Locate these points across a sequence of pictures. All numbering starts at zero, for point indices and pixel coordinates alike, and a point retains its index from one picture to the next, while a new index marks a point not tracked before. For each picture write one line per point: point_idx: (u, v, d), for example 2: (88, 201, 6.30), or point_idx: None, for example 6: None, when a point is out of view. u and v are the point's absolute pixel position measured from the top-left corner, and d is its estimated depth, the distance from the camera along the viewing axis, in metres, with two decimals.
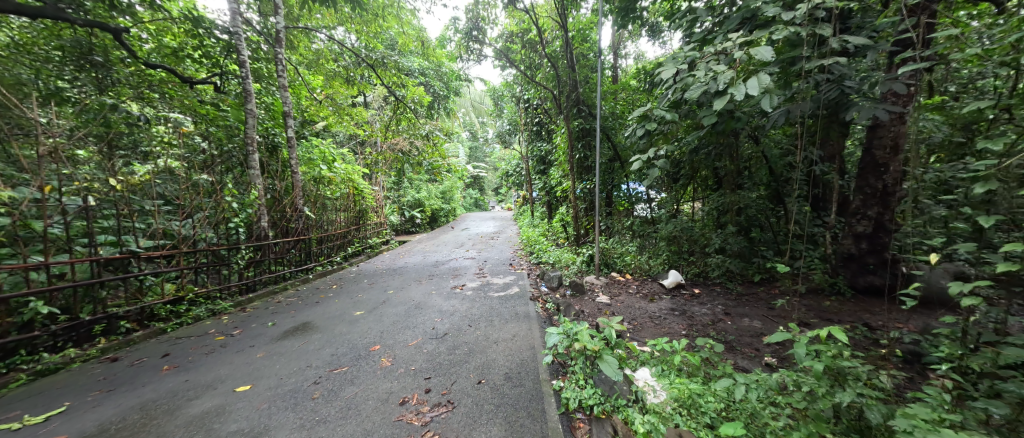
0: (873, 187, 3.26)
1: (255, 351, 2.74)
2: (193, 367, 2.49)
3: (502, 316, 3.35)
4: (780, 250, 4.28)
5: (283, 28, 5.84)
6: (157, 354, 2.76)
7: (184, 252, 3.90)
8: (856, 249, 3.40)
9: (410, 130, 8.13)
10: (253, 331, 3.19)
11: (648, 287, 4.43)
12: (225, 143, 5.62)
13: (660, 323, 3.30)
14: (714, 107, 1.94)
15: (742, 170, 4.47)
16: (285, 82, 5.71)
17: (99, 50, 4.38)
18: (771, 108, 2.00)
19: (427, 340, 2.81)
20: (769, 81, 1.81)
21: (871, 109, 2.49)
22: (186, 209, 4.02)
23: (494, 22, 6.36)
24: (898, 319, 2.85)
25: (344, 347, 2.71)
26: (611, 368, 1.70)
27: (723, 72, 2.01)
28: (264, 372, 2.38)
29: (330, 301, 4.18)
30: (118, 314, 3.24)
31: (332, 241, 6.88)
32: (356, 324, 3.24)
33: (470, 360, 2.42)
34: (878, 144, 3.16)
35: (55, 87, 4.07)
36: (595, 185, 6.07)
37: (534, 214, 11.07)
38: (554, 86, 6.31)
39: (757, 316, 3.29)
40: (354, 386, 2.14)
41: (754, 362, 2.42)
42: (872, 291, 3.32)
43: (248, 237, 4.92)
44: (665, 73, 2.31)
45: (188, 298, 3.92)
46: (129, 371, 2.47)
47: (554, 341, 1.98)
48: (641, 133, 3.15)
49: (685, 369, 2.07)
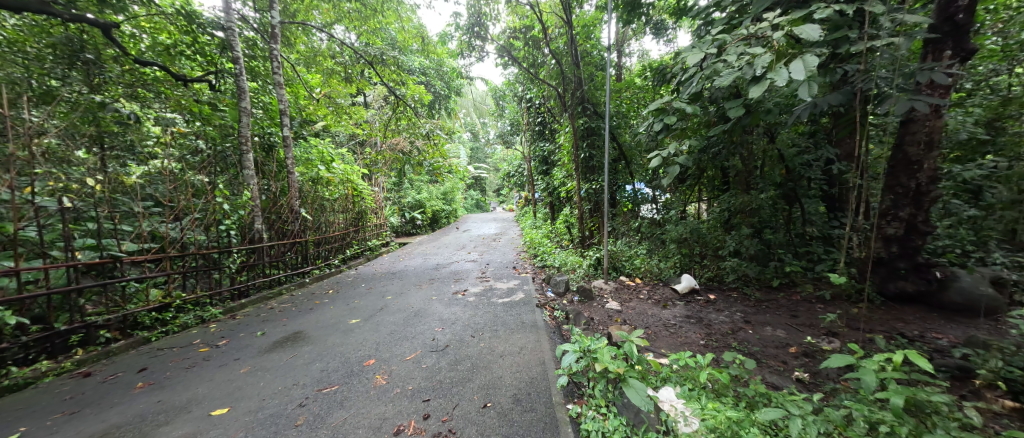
0: (904, 187, 3.00)
1: (239, 365, 2.54)
2: (169, 385, 2.28)
3: (507, 325, 3.15)
4: (798, 253, 4.06)
5: (278, 23, 5.61)
6: (133, 369, 2.55)
7: (171, 257, 3.72)
8: (886, 253, 3.16)
9: (410, 128, 7.94)
10: (241, 342, 2.99)
11: (659, 292, 4.22)
12: (219, 143, 5.45)
13: (676, 332, 3.10)
14: (751, 95, 1.74)
15: (757, 169, 4.25)
16: (281, 79, 5.53)
17: (91, 47, 4.19)
18: (812, 97, 1.81)
19: (426, 353, 2.60)
20: (817, 64, 1.62)
21: (908, 101, 2.31)
22: (176, 212, 3.85)
23: (495, 18, 6.17)
24: (938, 330, 2.64)
25: (335, 362, 2.51)
26: (639, 396, 1.51)
27: (760, 55, 1.82)
28: (246, 391, 2.18)
29: (325, 307, 3.97)
30: (97, 322, 3.05)
31: (330, 243, 6.69)
32: (351, 335, 3.03)
33: (474, 378, 2.21)
34: (911, 139, 2.91)
35: (48, 86, 3.92)
36: (601, 185, 5.84)
37: (537, 216, 10.89)
38: (558, 84, 6.11)
39: (780, 325, 3.07)
40: (344, 410, 1.94)
41: (785, 378, 2.21)
42: (903, 299, 3.11)
43: (242, 239, 4.75)
44: (692, 58, 2.11)
45: (176, 305, 3.71)
46: (100, 390, 2.26)
47: (569, 362, 1.78)
48: (658, 128, 3.01)
49: (713, 388, 1.88)
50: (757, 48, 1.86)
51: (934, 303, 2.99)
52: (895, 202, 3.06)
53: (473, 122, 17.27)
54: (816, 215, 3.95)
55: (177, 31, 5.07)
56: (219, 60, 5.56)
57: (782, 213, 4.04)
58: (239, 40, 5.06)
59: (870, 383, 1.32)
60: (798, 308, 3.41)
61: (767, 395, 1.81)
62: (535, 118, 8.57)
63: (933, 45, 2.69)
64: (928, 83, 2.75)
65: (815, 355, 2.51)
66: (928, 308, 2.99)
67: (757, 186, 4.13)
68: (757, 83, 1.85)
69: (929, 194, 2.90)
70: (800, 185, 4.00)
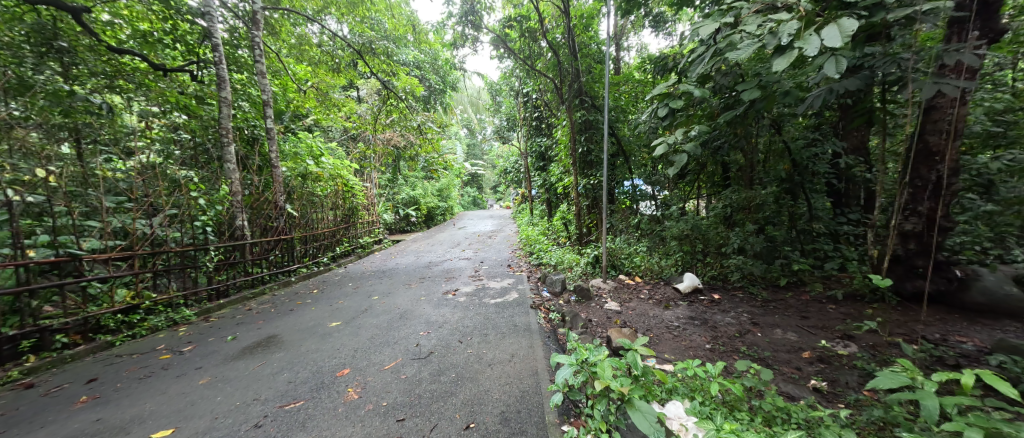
0: (923, 179, 2.77)
1: (199, 375, 2.33)
2: (115, 399, 2.07)
3: (498, 329, 2.93)
4: (804, 250, 3.88)
5: (261, 9, 5.28)
6: (82, 379, 2.33)
7: (141, 255, 3.47)
8: (902, 250, 2.95)
9: (399, 122, 7.63)
10: (207, 348, 2.78)
11: (660, 291, 4.01)
12: (201, 136, 5.07)
13: (679, 334, 2.90)
14: (775, 68, 1.54)
15: (760, 163, 4.07)
16: (263, 68, 5.22)
17: (65, 35, 3.87)
18: (838, 74, 1.66)
19: (406, 362, 2.39)
20: (855, 27, 1.41)
21: (935, 85, 2.12)
22: (145, 208, 3.58)
23: (490, 7, 5.91)
24: (960, 333, 2.46)
25: (305, 372, 2.29)
26: (648, 422, 1.29)
27: (786, 22, 1.61)
28: (199, 407, 1.96)
29: (306, 309, 3.75)
30: (53, 327, 2.82)
31: (318, 240, 6.43)
32: (328, 340, 2.81)
33: (457, 392, 2.00)
34: (932, 128, 2.69)
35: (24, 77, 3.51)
36: (599, 181, 5.59)
37: (534, 213, 10.63)
38: (555, 76, 5.85)
39: (790, 327, 2.88)
40: (305, 430, 1.72)
41: (801, 388, 2.04)
42: (919, 299, 2.91)
43: (221, 236, 4.52)
44: (705, 30, 1.90)
45: (145, 306, 3.47)
46: (39, 404, 2.05)
47: (564, 376, 1.53)
48: (663, 114, 2.82)
49: (726, 401, 1.72)
50: (782, 15, 1.65)
51: (953, 303, 2.80)
52: (913, 196, 2.85)
53: (470, 118, 16.88)
54: (823, 211, 3.76)
55: (157, 19, 4.77)
56: (202, 50, 5.28)
57: (787, 208, 3.85)
58: (219, 28, 4.76)
59: (930, 406, 1.13)
60: (808, 308, 3.22)
61: (786, 410, 1.65)
62: (532, 113, 8.32)
63: (959, 25, 2.47)
64: (954, 67, 2.53)
65: (831, 361, 2.32)
66: (946, 308, 2.80)
67: (762, 181, 3.95)
68: (779, 54, 1.65)
69: (951, 187, 2.68)
70: (807, 179, 3.79)
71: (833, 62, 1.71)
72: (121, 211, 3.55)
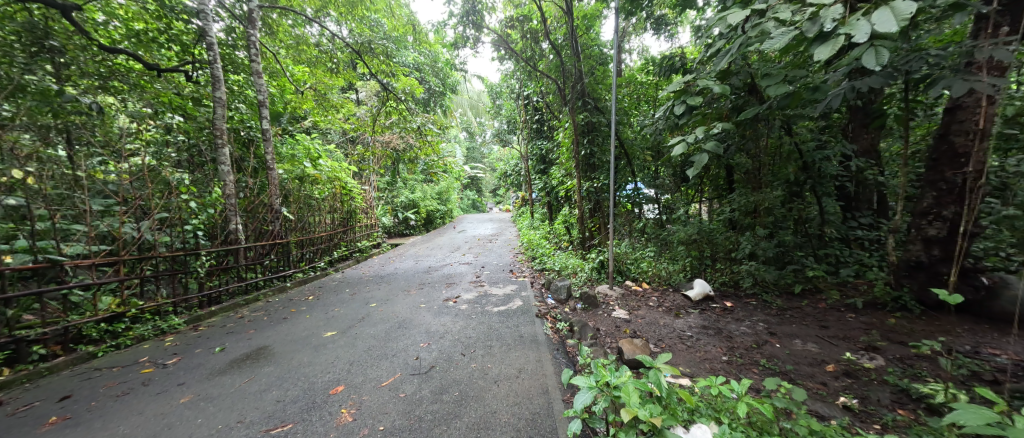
0: (949, 182, 2.65)
1: (181, 393, 2.18)
2: (87, 421, 1.92)
3: (503, 340, 2.79)
4: (818, 256, 3.74)
5: (257, 8, 5.16)
6: (54, 397, 2.18)
7: (127, 260, 3.30)
8: (925, 256, 2.80)
9: (399, 123, 7.34)
10: (193, 360, 2.63)
11: (669, 299, 3.86)
12: (195, 137, 4.93)
13: (693, 345, 2.76)
14: (821, 56, 1.49)
15: (772, 166, 3.93)
16: (258, 67, 5.05)
17: (57, 33, 3.70)
18: (879, 66, 1.62)
19: (405, 378, 2.24)
20: (911, 10, 1.35)
21: (971, 82, 2.00)
22: (134, 210, 3.42)
23: (491, 8, 5.81)
24: (993, 345, 2.31)
25: (296, 389, 2.14)
26: None
27: (829, 6, 1.54)
28: (177, 431, 1.81)
29: (301, 317, 3.59)
30: (29, 337, 2.66)
31: (315, 244, 6.27)
32: (321, 352, 2.66)
33: (460, 414, 1.84)
34: (958, 129, 2.57)
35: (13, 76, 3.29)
36: (603, 184, 5.46)
37: (535, 216, 10.46)
38: (558, 77, 5.72)
39: (810, 338, 2.74)
40: None
41: (832, 406, 1.89)
42: (945, 308, 2.76)
43: (214, 241, 4.36)
44: (735, 18, 1.81)
45: (131, 314, 3.31)
46: (5, 425, 1.91)
47: (585, 401, 1.38)
48: (679, 111, 2.69)
49: (753, 423, 1.57)
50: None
51: (982, 313, 2.65)
52: (938, 200, 2.72)
53: (470, 121, 16.78)
54: (837, 215, 3.63)
55: (151, 18, 4.63)
56: (197, 50, 5.16)
57: (799, 212, 3.73)
58: (214, 27, 4.63)
59: None
60: (826, 318, 3.08)
61: (823, 434, 1.50)
62: (534, 115, 8.20)
63: (988, 21, 2.35)
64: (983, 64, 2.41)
65: (859, 375, 2.17)
66: (973, 318, 2.65)
67: (773, 184, 3.82)
68: (819, 41, 1.61)
69: None
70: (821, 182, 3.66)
71: (873, 53, 1.66)
72: (109, 215, 3.38)
